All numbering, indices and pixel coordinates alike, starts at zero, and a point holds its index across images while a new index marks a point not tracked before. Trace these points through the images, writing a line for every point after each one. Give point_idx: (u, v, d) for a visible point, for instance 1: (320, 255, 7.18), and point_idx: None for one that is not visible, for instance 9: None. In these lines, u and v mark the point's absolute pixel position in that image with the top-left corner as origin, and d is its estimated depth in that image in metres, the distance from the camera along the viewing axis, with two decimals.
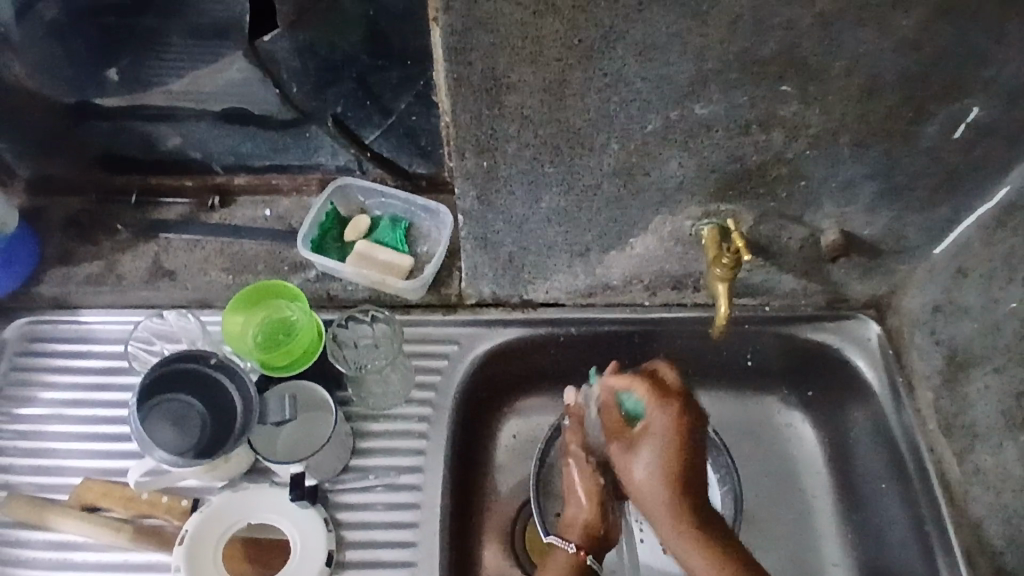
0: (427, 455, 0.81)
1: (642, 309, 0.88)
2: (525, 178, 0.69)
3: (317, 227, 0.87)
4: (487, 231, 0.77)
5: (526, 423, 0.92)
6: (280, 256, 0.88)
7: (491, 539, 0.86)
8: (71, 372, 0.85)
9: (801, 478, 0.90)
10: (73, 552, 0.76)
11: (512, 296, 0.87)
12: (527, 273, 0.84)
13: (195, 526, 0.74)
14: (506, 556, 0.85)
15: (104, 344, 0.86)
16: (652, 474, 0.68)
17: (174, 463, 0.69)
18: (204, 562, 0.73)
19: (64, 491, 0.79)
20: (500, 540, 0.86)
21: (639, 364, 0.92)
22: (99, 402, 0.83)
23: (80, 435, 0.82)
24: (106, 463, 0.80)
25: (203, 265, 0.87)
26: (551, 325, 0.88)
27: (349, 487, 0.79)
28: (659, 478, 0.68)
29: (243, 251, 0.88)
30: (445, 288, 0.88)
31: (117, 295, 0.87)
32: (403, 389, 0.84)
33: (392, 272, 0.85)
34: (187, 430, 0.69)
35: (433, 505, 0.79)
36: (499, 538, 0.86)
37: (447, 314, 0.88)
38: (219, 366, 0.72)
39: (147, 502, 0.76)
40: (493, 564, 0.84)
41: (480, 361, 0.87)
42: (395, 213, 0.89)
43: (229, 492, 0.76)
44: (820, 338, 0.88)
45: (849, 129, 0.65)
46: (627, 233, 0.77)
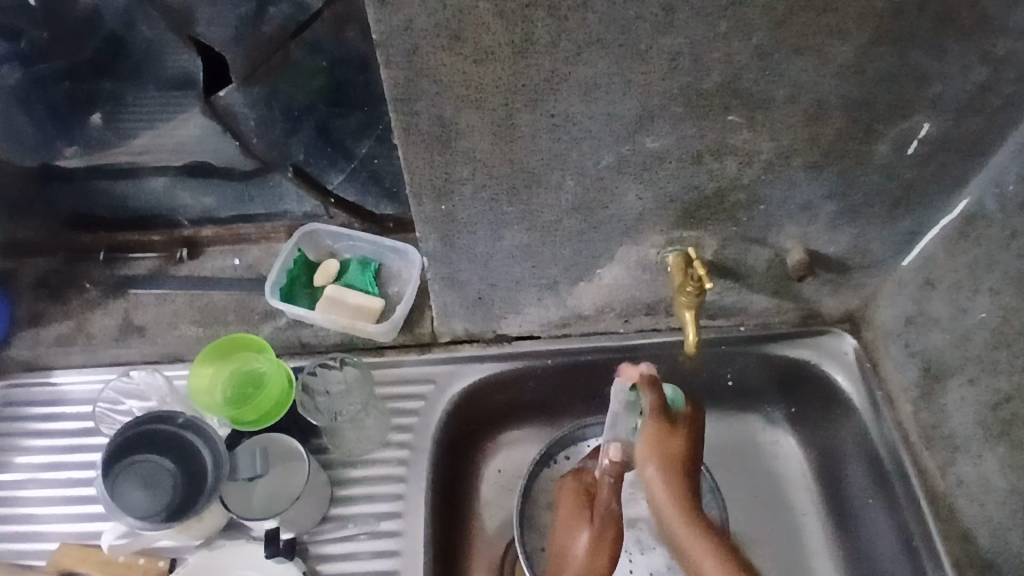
0: (405, 498, 0.80)
1: (618, 336, 0.89)
2: (484, 218, 0.69)
3: (285, 274, 0.87)
4: (453, 270, 0.77)
5: (509, 458, 0.92)
6: (249, 305, 0.87)
7: None
8: (44, 436, 0.83)
9: (790, 498, 0.91)
10: None
11: (485, 332, 0.87)
12: (498, 308, 0.83)
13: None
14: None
15: (76, 406, 0.85)
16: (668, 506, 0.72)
17: (143, 526, 0.67)
18: None
19: (41, 557, 0.78)
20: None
21: None
22: (74, 465, 0.82)
23: (55, 499, 0.80)
24: (82, 527, 0.79)
25: (173, 319, 0.87)
26: (525, 358, 0.88)
27: (329, 537, 0.79)
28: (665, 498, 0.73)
29: (212, 303, 0.87)
30: (418, 328, 0.88)
31: (88, 354, 0.86)
32: (380, 434, 0.83)
33: (363, 315, 0.84)
34: (158, 491, 0.69)
35: (414, 551, 0.78)
36: None
37: (422, 353, 0.88)
38: (186, 425, 0.72)
39: (123, 564, 0.75)
40: None
41: (458, 398, 0.86)
42: (364, 255, 0.90)
43: (205, 550, 0.75)
44: (796, 355, 0.89)
45: (801, 153, 0.65)
46: (593, 265, 0.77)
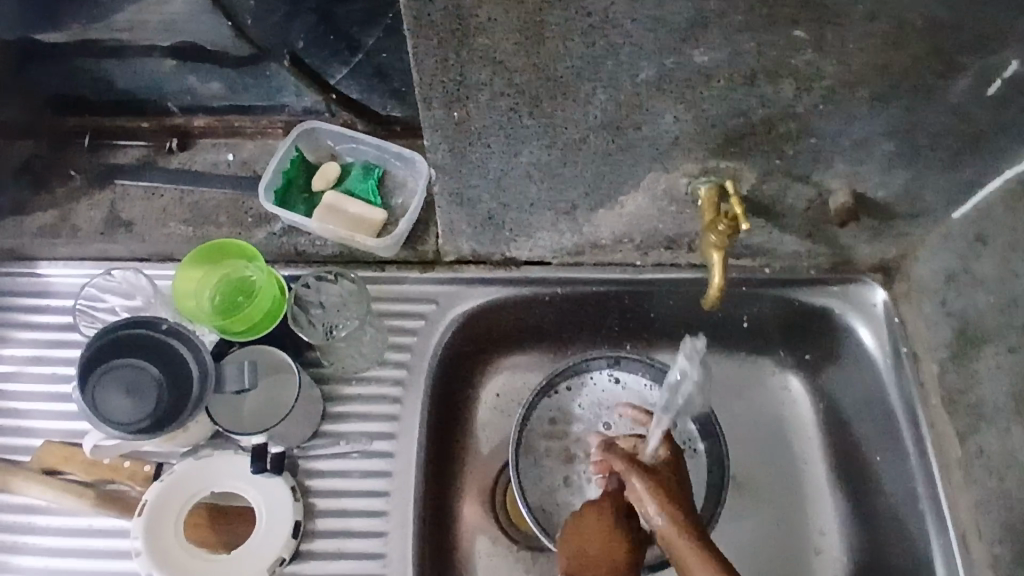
0: (400, 420, 0.78)
1: (634, 269, 0.84)
2: (501, 130, 0.62)
3: (281, 176, 0.80)
4: (463, 186, 0.70)
5: (508, 382, 0.90)
6: (244, 206, 0.81)
7: (469, 496, 0.85)
8: (29, 329, 0.80)
9: (793, 445, 0.89)
10: (37, 515, 0.73)
11: (493, 254, 0.83)
12: (509, 230, 0.78)
13: (155, 495, 0.70)
14: (484, 514, 0.84)
15: (62, 299, 0.81)
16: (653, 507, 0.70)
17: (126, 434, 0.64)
18: (166, 531, 0.69)
19: (28, 454, 0.76)
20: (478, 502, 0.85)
21: (628, 324, 0.90)
22: (59, 360, 0.79)
23: (38, 395, 0.78)
24: (68, 425, 0.77)
25: (162, 216, 0.81)
26: (533, 285, 0.84)
27: (320, 453, 0.76)
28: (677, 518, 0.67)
29: (204, 200, 0.82)
30: (421, 244, 0.82)
31: (73, 247, 0.81)
32: (376, 352, 0.80)
33: (363, 226, 0.78)
34: (144, 396, 0.65)
35: (407, 473, 0.76)
36: (479, 496, 0.85)
37: (424, 272, 0.83)
38: (170, 332, 0.67)
39: (109, 467, 0.73)
40: (472, 519, 0.84)
41: (459, 321, 0.83)
42: (367, 159, 0.82)
43: (193, 458, 0.72)
44: (821, 303, 0.84)
45: (867, 82, 0.57)
46: (616, 191, 0.71)
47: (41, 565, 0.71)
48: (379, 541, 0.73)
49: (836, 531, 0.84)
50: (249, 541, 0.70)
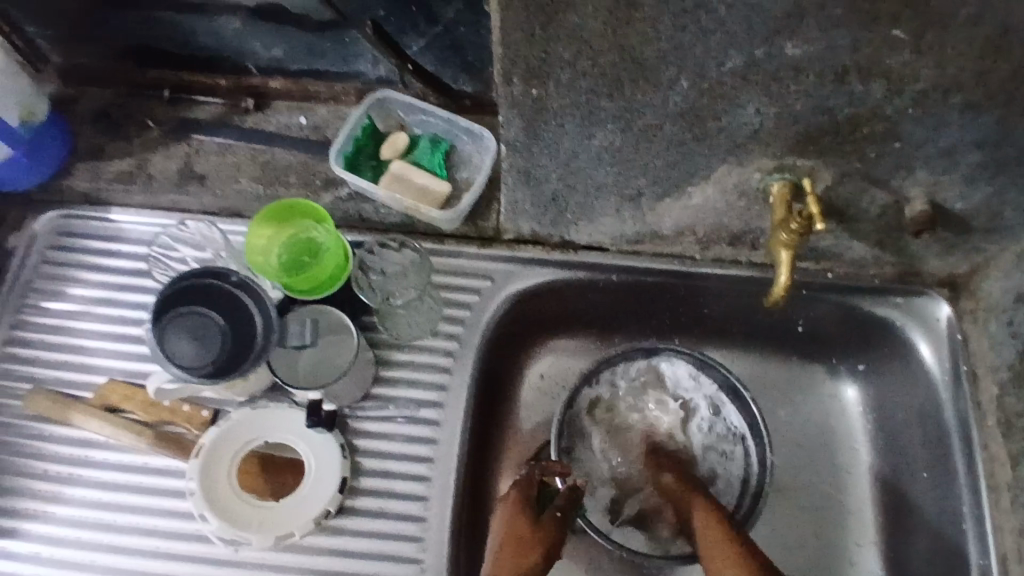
0: (448, 390, 0.79)
1: (692, 263, 0.83)
2: (577, 111, 0.62)
3: (351, 141, 0.81)
4: (531, 165, 0.70)
5: (554, 364, 0.92)
6: (312, 169, 0.83)
7: (508, 469, 0.87)
8: (101, 270, 0.83)
9: (837, 454, 0.88)
10: (95, 450, 0.77)
11: (552, 237, 0.83)
12: (570, 213, 0.78)
13: (213, 440, 0.74)
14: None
15: (133, 245, 0.84)
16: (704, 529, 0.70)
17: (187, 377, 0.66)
18: (221, 475, 0.73)
19: (87, 390, 0.79)
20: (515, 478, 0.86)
21: (680, 317, 0.89)
22: (127, 303, 0.82)
23: (104, 335, 0.81)
24: (129, 366, 0.79)
25: (234, 172, 0.83)
26: (589, 270, 0.84)
27: (368, 414, 0.78)
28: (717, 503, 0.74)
29: (275, 160, 0.84)
30: (482, 221, 0.83)
31: (147, 196, 0.84)
32: (430, 322, 0.81)
33: (427, 198, 0.79)
34: (208, 345, 0.67)
35: (450, 442, 0.77)
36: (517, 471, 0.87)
37: (482, 248, 0.84)
38: (239, 285, 0.69)
39: (168, 409, 0.76)
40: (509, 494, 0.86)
41: (513, 299, 0.84)
42: (435, 132, 0.83)
43: (249, 409, 0.75)
44: (884, 314, 0.81)
45: (964, 89, 0.55)
46: (685, 181, 0.70)
47: (96, 496, 0.75)
48: (420, 506, 0.75)
49: (872, 543, 0.84)
50: (299, 492, 0.73)
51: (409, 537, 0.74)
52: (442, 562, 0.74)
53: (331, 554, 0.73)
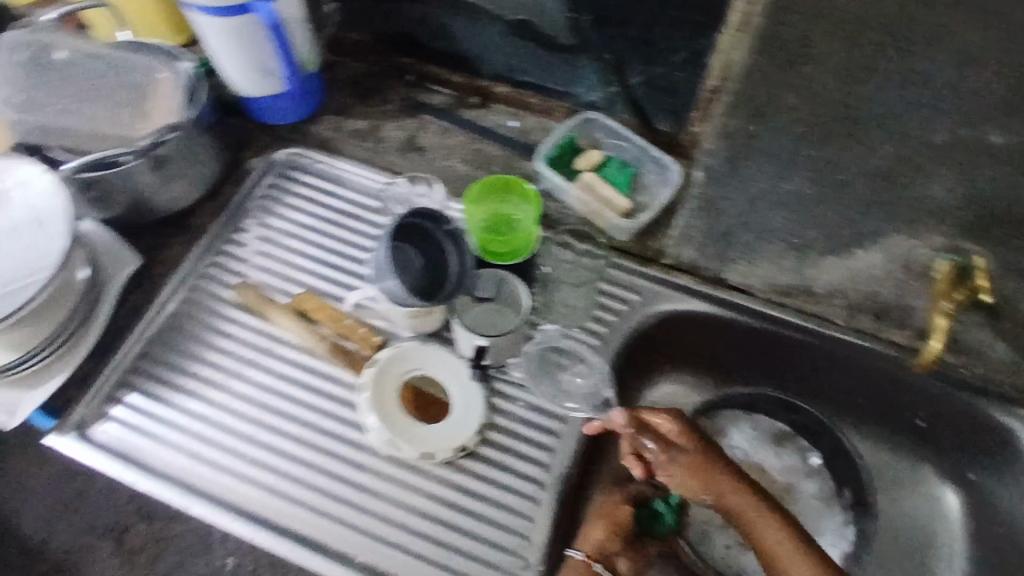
0: (584, 378, 0.88)
1: (832, 326, 0.88)
2: (783, 155, 0.74)
3: (556, 147, 0.94)
4: (720, 196, 0.82)
5: (671, 390, 0.99)
6: (515, 164, 0.96)
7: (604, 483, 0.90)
8: (318, 204, 0.97)
9: (930, 553, 0.89)
10: (278, 345, 0.88)
11: (708, 270, 0.91)
12: (736, 250, 0.87)
13: (387, 355, 0.84)
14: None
15: (350, 190, 0.98)
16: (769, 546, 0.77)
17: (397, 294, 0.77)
18: (386, 389, 0.83)
19: (286, 296, 0.92)
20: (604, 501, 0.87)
21: (803, 378, 0.94)
22: (332, 235, 0.95)
23: (306, 255, 0.94)
24: (320, 285, 0.92)
25: (448, 151, 0.98)
26: (733, 309, 0.90)
27: (510, 379, 0.87)
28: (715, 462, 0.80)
29: (485, 149, 0.97)
30: (650, 241, 0.94)
31: (373, 154, 0.99)
32: (581, 316, 0.90)
33: (611, 208, 0.91)
34: (410, 274, 0.78)
35: (577, 422, 0.85)
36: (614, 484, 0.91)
37: (641, 265, 0.92)
38: (449, 235, 0.81)
39: (349, 326, 0.87)
40: None
41: (657, 318, 0.91)
42: (625, 157, 0.95)
43: (417, 341, 0.86)
44: (1013, 424, 0.83)
45: None
46: (853, 244, 0.79)
47: (269, 383, 0.86)
48: (538, 469, 0.82)
49: None
50: (442, 425, 0.83)
51: (525, 494, 0.81)
52: (547, 524, 0.80)
53: (455, 488, 0.81)
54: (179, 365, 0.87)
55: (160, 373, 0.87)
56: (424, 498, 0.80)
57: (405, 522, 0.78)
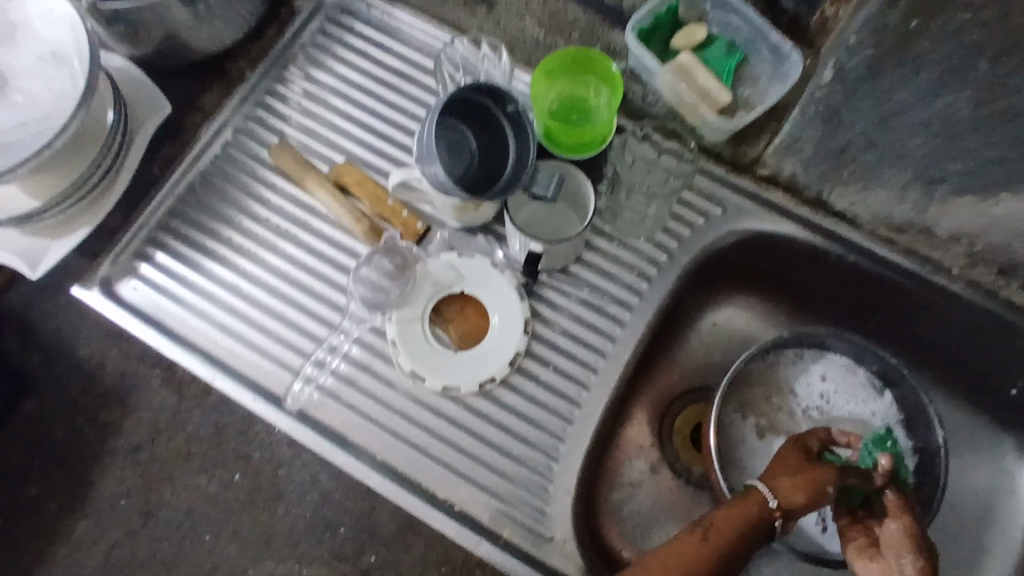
0: (641, 297, 0.79)
1: (941, 274, 0.76)
2: (942, 64, 0.56)
3: (651, 17, 0.76)
4: (844, 105, 0.65)
5: (738, 314, 0.90)
6: (598, 32, 0.81)
7: (643, 404, 0.89)
8: (369, 60, 0.86)
9: (984, 531, 0.82)
10: (315, 219, 0.81)
11: (809, 190, 0.78)
12: (848, 171, 0.72)
13: (425, 270, 0.78)
14: (649, 421, 0.89)
15: (409, 48, 0.86)
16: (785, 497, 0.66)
17: (442, 183, 0.67)
18: (420, 301, 0.77)
19: (326, 163, 0.83)
20: (644, 425, 0.88)
21: (894, 325, 0.82)
22: (380, 98, 0.84)
23: (350, 119, 0.84)
24: (365, 155, 0.83)
25: (523, 9, 0.82)
26: (828, 239, 0.79)
27: (559, 288, 0.79)
28: (924, 526, 0.66)
29: (564, 11, 0.81)
30: (743, 147, 0.78)
31: (435, 4, 0.85)
32: (650, 227, 0.80)
33: (708, 101, 0.75)
34: (459, 161, 0.68)
35: (625, 344, 0.78)
36: (653, 404, 0.89)
37: (729, 174, 0.80)
38: (512, 117, 0.69)
39: (391, 207, 0.79)
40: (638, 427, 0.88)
41: (736, 238, 0.80)
42: (734, 38, 0.77)
43: (454, 256, 0.78)
44: None
45: None
46: (1000, 183, 0.64)
47: (302, 259, 0.80)
48: (577, 390, 0.76)
49: None
50: (484, 345, 0.76)
51: (560, 414, 0.76)
52: (580, 448, 0.75)
53: (487, 398, 0.75)
54: (210, 227, 0.81)
55: (190, 233, 0.81)
56: (453, 404, 0.75)
57: (431, 424, 0.74)
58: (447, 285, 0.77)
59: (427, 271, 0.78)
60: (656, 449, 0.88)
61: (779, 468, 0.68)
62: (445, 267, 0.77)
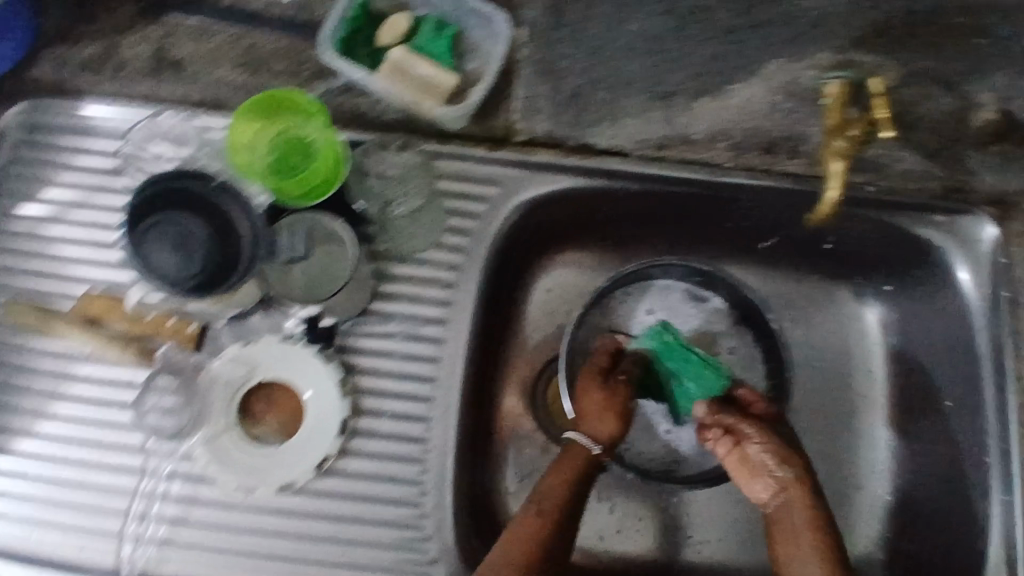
0: (452, 306, 0.75)
1: (724, 174, 0.74)
2: None
3: (343, 24, 0.70)
4: None
5: (565, 275, 0.87)
6: (300, 55, 0.73)
7: (513, 385, 0.86)
8: (72, 171, 0.74)
9: (851, 376, 0.88)
10: (77, 365, 0.72)
11: (569, 139, 0.74)
12: (596, 111, 0.72)
13: (211, 373, 0.70)
14: (522, 407, 0.86)
15: (106, 142, 0.74)
16: (596, 419, 0.72)
17: (187, 288, 0.60)
18: (218, 408, 0.70)
19: (68, 299, 0.73)
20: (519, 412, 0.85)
21: (708, 229, 0.83)
22: (100, 209, 0.74)
23: (77, 239, 0.73)
24: (105, 275, 0.73)
25: (214, 56, 0.74)
26: (608, 178, 0.75)
27: (365, 332, 0.73)
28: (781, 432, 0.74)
29: (259, 45, 0.74)
30: (490, 120, 0.74)
31: (117, 85, 0.75)
32: (433, 233, 0.75)
33: (433, 90, 0.70)
34: (189, 258, 0.59)
35: (452, 361, 0.74)
36: (521, 386, 0.86)
37: (490, 151, 0.76)
38: (220, 190, 0.61)
39: (151, 322, 0.70)
40: (511, 409, 0.85)
41: (523, 209, 0.77)
42: (440, 14, 0.73)
43: (235, 348, 0.70)
44: (923, 234, 0.77)
45: None
46: None
47: (80, 414, 0.71)
48: (421, 426, 0.72)
49: (874, 480, 0.85)
50: (301, 429, 0.70)
51: (411, 459, 0.71)
52: (448, 482, 0.72)
53: (332, 476, 0.70)
54: None
55: None
56: (300, 497, 0.70)
57: (284, 527, 0.69)
58: (239, 380, 0.70)
59: (213, 372, 0.70)
60: (541, 432, 0.85)
61: (585, 403, 0.74)
62: (229, 363, 0.70)
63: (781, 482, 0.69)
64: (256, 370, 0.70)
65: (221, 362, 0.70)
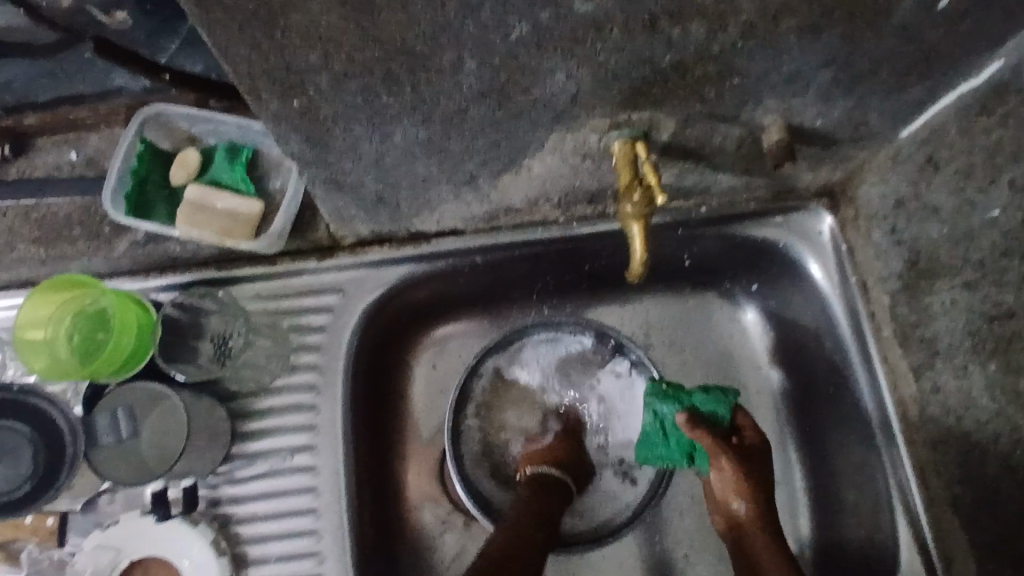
0: (318, 431, 0.71)
1: (559, 228, 0.75)
2: (362, 114, 0.50)
3: (130, 175, 0.68)
4: (335, 173, 0.59)
5: (442, 355, 0.84)
6: (97, 213, 0.70)
7: (415, 469, 0.82)
8: None
9: (742, 378, 0.85)
10: None
11: (397, 232, 0.73)
12: (406, 208, 0.67)
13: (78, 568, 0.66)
14: (432, 495, 0.81)
15: None
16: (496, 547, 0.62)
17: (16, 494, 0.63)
18: None
19: None
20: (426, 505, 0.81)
21: (566, 280, 0.82)
22: None
23: None
24: None
25: (6, 237, 0.70)
26: (448, 259, 0.75)
27: (238, 477, 0.70)
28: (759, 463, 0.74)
29: (52, 213, 0.70)
30: (311, 232, 0.73)
31: None
32: (282, 359, 0.72)
33: (237, 223, 0.67)
34: (16, 464, 0.63)
35: (332, 488, 0.71)
36: (424, 471, 0.82)
37: (323, 261, 0.73)
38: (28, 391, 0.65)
39: (10, 525, 0.67)
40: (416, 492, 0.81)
41: (370, 312, 0.74)
42: (231, 140, 0.71)
43: (99, 532, 0.66)
44: (764, 237, 0.76)
45: (796, 12, 0.46)
46: (519, 157, 0.61)
47: None
48: (314, 561, 0.69)
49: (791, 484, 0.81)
50: None
51: None
52: None
53: None
54: None
55: None
56: None
57: None
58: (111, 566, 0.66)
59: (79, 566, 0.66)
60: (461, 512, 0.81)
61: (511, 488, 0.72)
62: (94, 553, 0.66)
63: (737, 515, 0.73)
64: (126, 552, 0.67)
65: (86, 552, 0.66)
